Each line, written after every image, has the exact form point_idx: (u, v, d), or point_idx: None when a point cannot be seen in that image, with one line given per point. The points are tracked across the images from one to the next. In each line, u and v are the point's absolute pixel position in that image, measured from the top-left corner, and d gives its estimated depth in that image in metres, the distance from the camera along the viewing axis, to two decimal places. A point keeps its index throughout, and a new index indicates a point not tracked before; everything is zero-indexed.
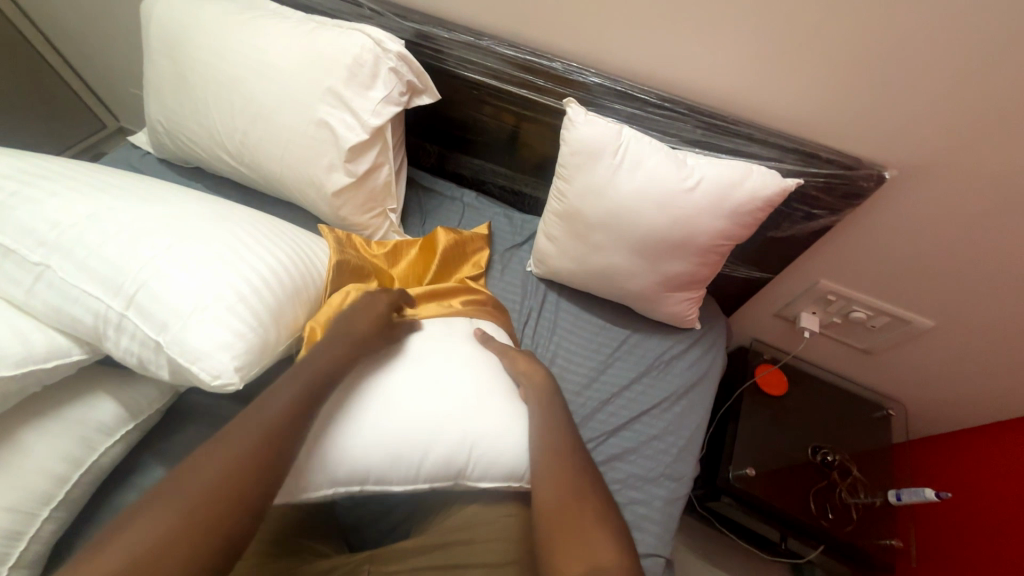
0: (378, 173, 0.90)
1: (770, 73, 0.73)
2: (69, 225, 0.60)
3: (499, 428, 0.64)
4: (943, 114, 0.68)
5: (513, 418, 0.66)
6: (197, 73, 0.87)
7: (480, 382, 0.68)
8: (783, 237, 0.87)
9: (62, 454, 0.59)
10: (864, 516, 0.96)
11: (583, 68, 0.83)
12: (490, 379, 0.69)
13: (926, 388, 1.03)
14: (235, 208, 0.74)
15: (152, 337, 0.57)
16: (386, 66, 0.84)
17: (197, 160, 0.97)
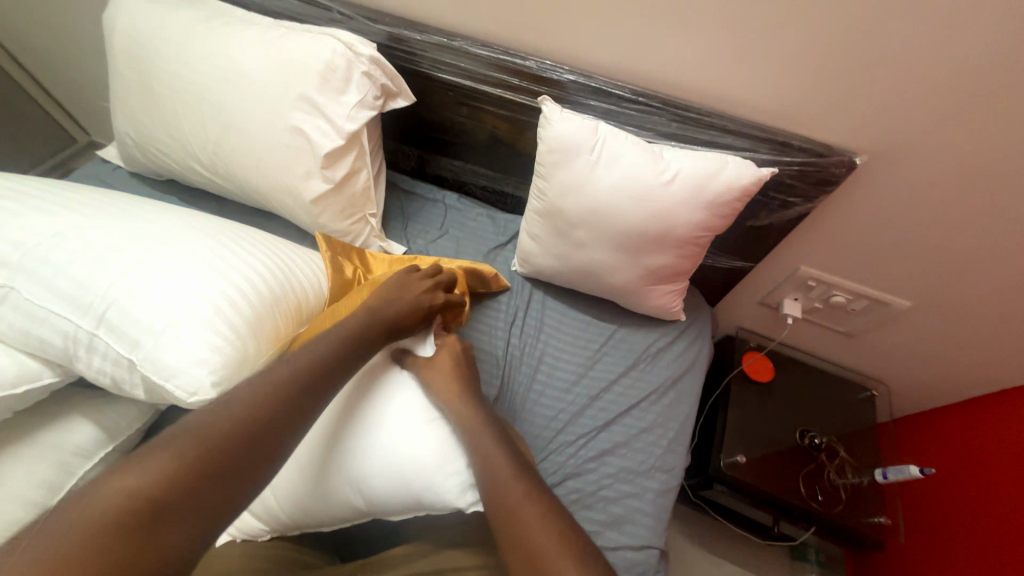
0: (356, 179, 0.89)
1: (741, 64, 0.73)
2: (33, 244, 0.58)
3: (423, 458, 0.62)
4: (909, 98, 0.69)
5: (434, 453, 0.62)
6: (163, 83, 0.85)
7: (410, 407, 0.66)
8: (761, 225, 0.88)
9: (38, 479, 0.57)
10: (852, 495, 0.98)
11: (557, 65, 0.83)
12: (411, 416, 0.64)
13: (908, 368, 1.05)
14: (208, 220, 0.72)
15: (126, 355, 0.56)
16: (359, 70, 0.83)
17: (170, 172, 0.95)
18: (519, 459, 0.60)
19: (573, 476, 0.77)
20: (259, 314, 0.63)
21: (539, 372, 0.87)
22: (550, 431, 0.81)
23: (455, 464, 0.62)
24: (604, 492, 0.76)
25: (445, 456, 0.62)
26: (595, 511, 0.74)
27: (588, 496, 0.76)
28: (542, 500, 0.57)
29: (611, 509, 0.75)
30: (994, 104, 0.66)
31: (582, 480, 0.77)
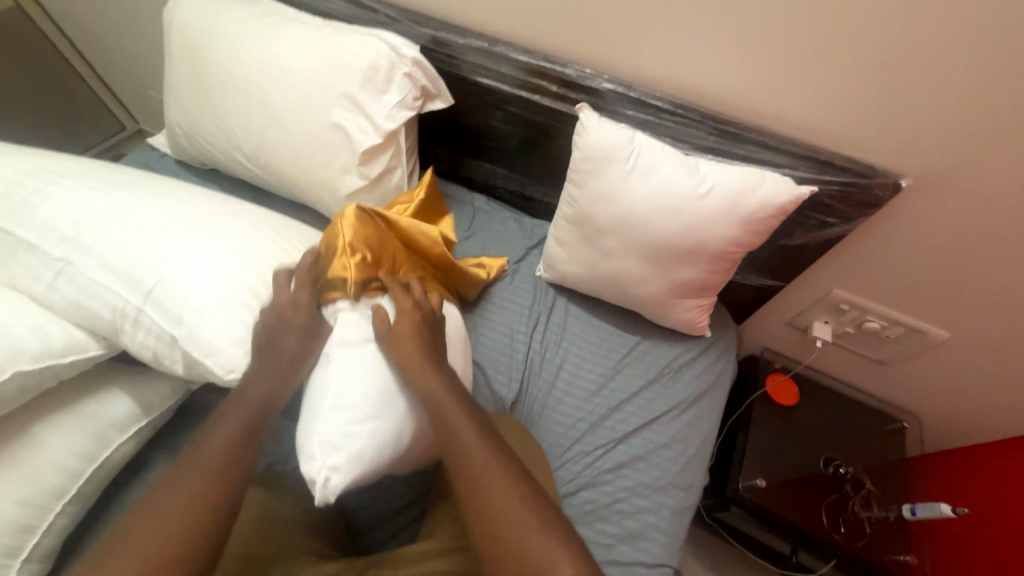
0: (390, 177, 0.91)
1: (785, 79, 0.73)
2: (90, 222, 0.61)
3: (317, 428, 0.55)
4: (958, 124, 0.67)
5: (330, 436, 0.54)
6: (215, 76, 0.89)
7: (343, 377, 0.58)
8: (796, 244, 0.87)
9: (76, 449, 0.59)
10: (877, 529, 0.94)
11: (597, 75, 0.84)
12: (338, 388, 0.57)
13: (942, 401, 1.01)
14: (250, 208, 0.74)
15: (168, 331, 0.58)
16: (401, 71, 0.85)
17: (213, 161, 0.99)
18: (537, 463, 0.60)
19: (588, 487, 0.76)
20: None
21: (558, 379, 0.86)
22: (567, 440, 0.80)
23: (338, 451, 0.53)
24: (619, 505, 0.75)
25: (336, 439, 0.54)
26: (609, 523, 0.73)
27: (603, 508, 0.75)
28: None
29: (625, 523, 0.74)
30: None
31: (597, 491, 0.76)
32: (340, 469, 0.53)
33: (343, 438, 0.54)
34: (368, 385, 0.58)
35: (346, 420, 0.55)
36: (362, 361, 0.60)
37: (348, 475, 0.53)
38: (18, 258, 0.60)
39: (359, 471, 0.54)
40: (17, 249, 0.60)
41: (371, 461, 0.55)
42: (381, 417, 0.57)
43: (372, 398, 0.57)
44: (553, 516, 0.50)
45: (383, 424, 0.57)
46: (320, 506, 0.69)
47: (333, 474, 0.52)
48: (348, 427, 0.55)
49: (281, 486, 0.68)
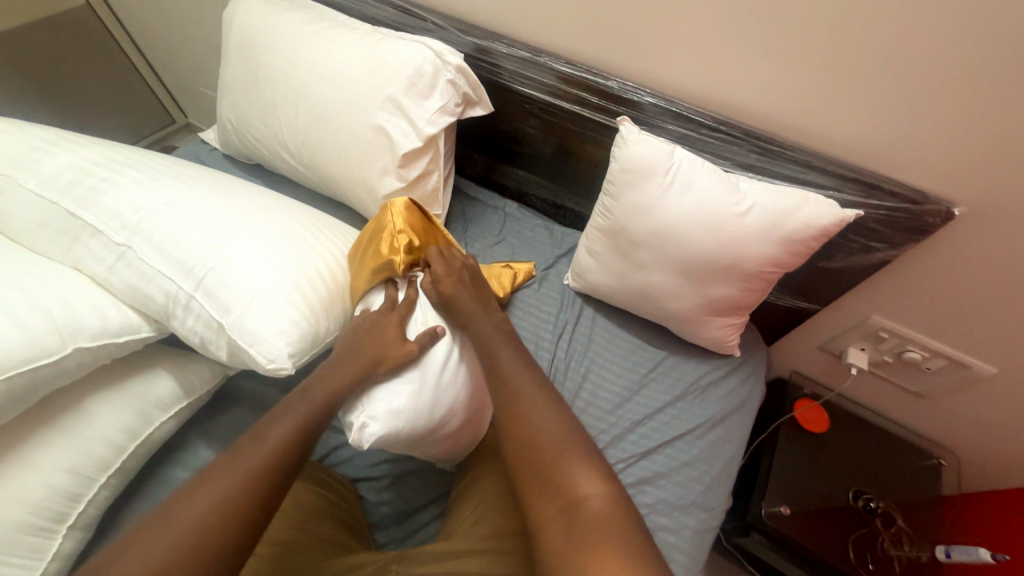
0: (428, 179, 0.93)
1: (833, 100, 0.71)
2: (150, 210, 0.65)
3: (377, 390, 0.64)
4: (1018, 152, 0.65)
5: (380, 394, 0.63)
6: (267, 75, 0.93)
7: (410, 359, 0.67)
8: (835, 267, 0.85)
9: (123, 425, 0.62)
10: (907, 569, 0.90)
11: (638, 88, 0.84)
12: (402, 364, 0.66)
13: (984, 440, 0.96)
14: (294, 204, 0.77)
15: (215, 319, 0.61)
16: (445, 77, 0.87)
17: (259, 157, 1.03)
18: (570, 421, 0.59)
19: None
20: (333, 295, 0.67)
21: (582, 390, 0.86)
22: None
23: (380, 406, 0.61)
24: None
25: (383, 395, 0.63)
26: None
27: None
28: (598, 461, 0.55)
29: None
30: None
31: None
32: (378, 421, 0.61)
33: (389, 396, 0.62)
34: (432, 373, 0.65)
35: (402, 387, 0.63)
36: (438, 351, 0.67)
37: (379, 429, 0.60)
38: (83, 240, 0.63)
39: (390, 430, 0.60)
40: (83, 232, 0.64)
41: (403, 429, 0.61)
42: (424, 388, 0.64)
43: (433, 389, 0.64)
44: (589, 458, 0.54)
45: (430, 409, 0.63)
46: (344, 495, 0.71)
47: (371, 423, 0.60)
48: (402, 392, 0.63)
49: (309, 475, 0.69)
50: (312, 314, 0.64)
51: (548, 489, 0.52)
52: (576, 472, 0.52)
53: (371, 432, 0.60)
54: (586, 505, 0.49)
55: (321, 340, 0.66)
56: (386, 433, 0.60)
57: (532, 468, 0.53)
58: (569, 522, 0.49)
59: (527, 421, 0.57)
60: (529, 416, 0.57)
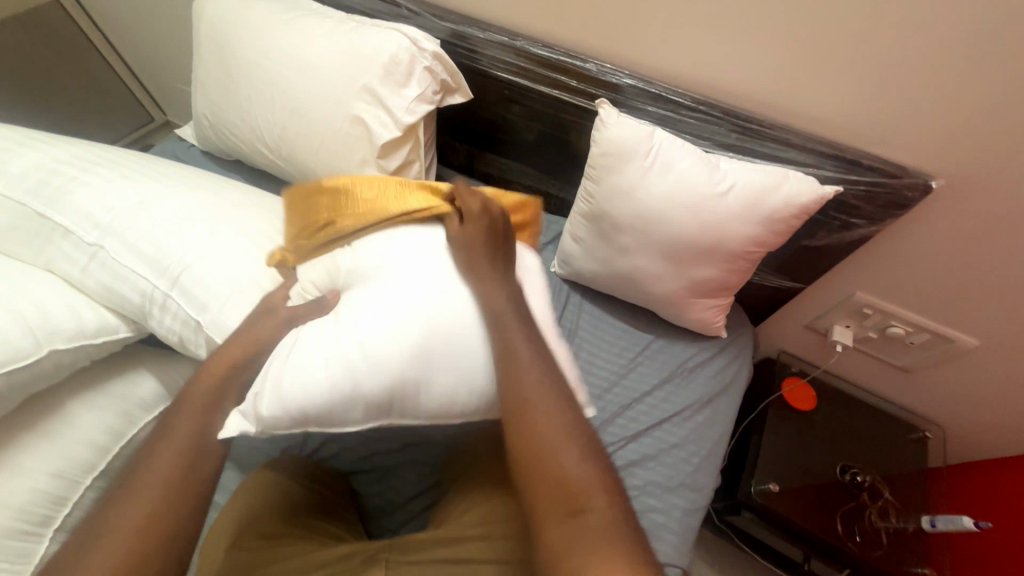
0: (408, 170, 0.92)
1: (812, 76, 0.71)
2: (121, 209, 0.64)
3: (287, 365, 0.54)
4: (994, 123, 0.65)
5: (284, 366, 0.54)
6: (240, 68, 0.91)
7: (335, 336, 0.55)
8: (818, 246, 0.85)
9: (106, 426, 0.62)
10: (895, 540, 0.92)
11: (616, 69, 0.83)
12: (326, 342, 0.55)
13: (968, 411, 0.98)
14: (272, 199, 0.76)
15: (193, 318, 0.60)
16: (421, 65, 0.86)
17: (237, 153, 1.01)
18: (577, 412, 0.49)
19: None
20: None
21: None
22: None
23: (270, 383, 0.52)
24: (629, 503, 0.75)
25: (286, 372, 0.53)
26: None
27: None
28: (596, 443, 0.48)
29: None
30: None
31: None
32: (262, 400, 0.52)
33: (284, 376, 0.53)
34: (335, 356, 0.53)
35: (299, 366, 0.53)
36: (349, 332, 0.54)
37: (261, 421, 0.52)
38: (54, 242, 0.62)
39: (274, 413, 0.52)
40: (53, 233, 0.62)
41: (296, 420, 0.52)
42: (326, 376, 0.53)
43: (337, 381, 0.52)
44: (597, 449, 0.47)
45: (324, 388, 0.52)
46: (336, 488, 0.71)
47: (257, 400, 0.52)
48: (298, 379, 0.52)
49: (289, 469, 0.69)
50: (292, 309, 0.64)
51: (550, 491, 0.44)
52: (580, 469, 0.45)
53: (258, 406, 0.52)
54: (590, 503, 0.43)
55: None
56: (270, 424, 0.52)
57: (529, 451, 0.46)
58: (575, 526, 0.42)
59: (526, 396, 0.49)
60: (532, 399, 0.49)
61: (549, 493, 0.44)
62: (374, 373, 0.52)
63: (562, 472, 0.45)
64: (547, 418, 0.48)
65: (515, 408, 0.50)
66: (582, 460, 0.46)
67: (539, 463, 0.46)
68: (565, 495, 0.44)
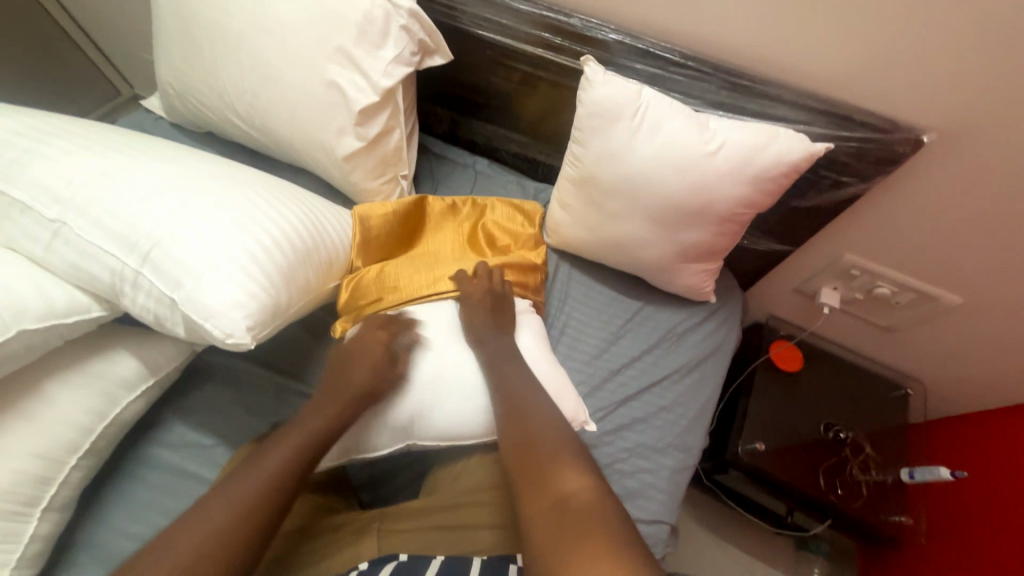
0: (389, 138, 0.88)
1: (804, 27, 0.68)
2: (83, 182, 0.60)
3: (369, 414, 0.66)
4: (986, 73, 0.63)
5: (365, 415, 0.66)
6: (204, 30, 0.85)
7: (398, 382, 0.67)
8: (807, 207, 0.84)
9: (87, 407, 0.61)
10: (875, 491, 0.95)
11: (602, 24, 0.80)
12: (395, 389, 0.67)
13: (949, 368, 1.00)
14: (246, 171, 0.73)
15: (167, 294, 0.58)
16: (397, 23, 0.81)
17: (208, 124, 0.97)
18: (562, 430, 0.62)
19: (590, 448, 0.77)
20: (291, 263, 0.65)
21: (560, 344, 0.86)
22: None
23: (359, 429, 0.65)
24: (619, 465, 0.76)
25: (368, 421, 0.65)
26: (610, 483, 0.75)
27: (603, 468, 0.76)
28: (577, 454, 0.60)
29: (625, 482, 0.75)
30: None
31: (599, 452, 0.77)
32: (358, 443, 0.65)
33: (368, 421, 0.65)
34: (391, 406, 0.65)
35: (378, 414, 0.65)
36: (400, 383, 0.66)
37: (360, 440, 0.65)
38: (14, 219, 0.59)
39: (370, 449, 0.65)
40: (12, 209, 0.59)
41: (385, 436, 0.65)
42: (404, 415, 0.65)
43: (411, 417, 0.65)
44: (581, 464, 0.58)
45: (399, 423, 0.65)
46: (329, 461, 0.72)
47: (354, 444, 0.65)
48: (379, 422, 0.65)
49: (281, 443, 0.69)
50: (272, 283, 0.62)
51: (539, 492, 0.55)
52: (565, 474, 0.56)
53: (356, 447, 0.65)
54: (574, 499, 0.54)
55: (284, 310, 0.63)
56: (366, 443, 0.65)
57: (525, 459, 0.59)
58: (558, 517, 0.52)
59: (525, 416, 0.62)
60: (530, 419, 0.62)
61: (542, 493, 0.55)
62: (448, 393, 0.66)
63: (554, 478, 0.56)
64: (544, 435, 0.61)
65: (513, 420, 0.62)
66: (571, 468, 0.57)
67: (532, 467, 0.58)
68: (552, 494, 0.55)
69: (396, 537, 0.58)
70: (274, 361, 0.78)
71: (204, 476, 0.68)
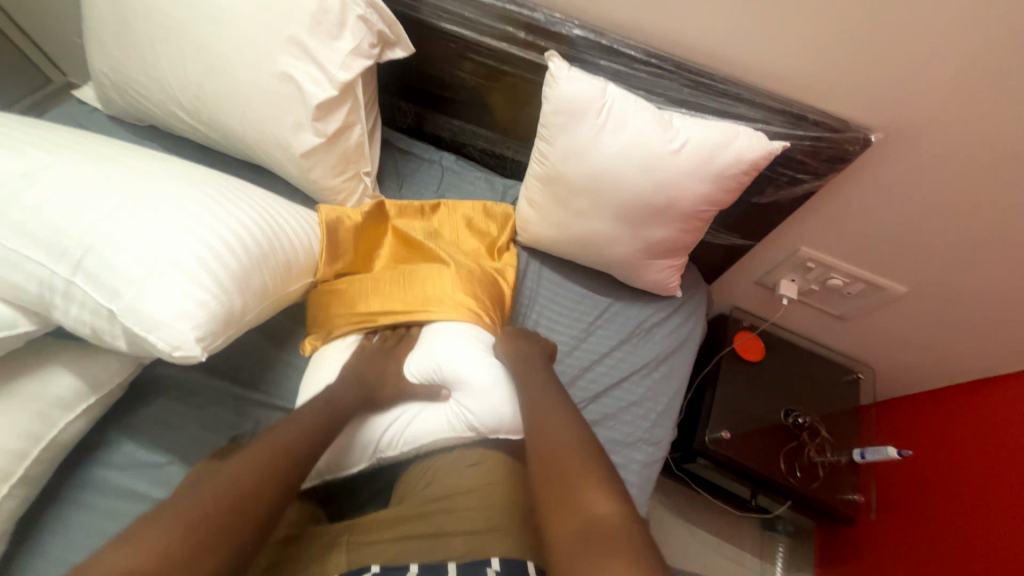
0: (349, 133, 0.85)
1: (761, 26, 0.70)
2: (1, 184, 0.55)
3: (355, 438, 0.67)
4: (927, 77, 0.67)
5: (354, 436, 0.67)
6: (141, 17, 0.79)
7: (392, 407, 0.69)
8: (766, 203, 0.87)
9: (18, 430, 0.55)
10: (830, 472, 1.01)
11: (566, 19, 0.79)
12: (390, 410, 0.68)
13: (895, 353, 1.06)
14: (192, 169, 0.68)
15: (104, 305, 0.54)
16: (354, 14, 0.77)
17: (150, 118, 0.90)
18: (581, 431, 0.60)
19: None
20: (245, 267, 0.61)
21: None
22: None
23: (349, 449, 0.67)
24: None
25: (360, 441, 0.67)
26: None
27: None
28: (599, 462, 0.56)
29: None
30: (1005, 85, 0.64)
31: None
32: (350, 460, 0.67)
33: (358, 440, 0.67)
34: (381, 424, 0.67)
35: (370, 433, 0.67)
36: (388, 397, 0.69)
37: (369, 436, 0.67)
38: None
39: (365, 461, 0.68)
40: None
41: (399, 429, 0.67)
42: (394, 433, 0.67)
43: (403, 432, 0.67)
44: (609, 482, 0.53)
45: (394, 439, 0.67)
46: None
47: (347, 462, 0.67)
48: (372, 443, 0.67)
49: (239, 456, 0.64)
50: (225, 290, 0.58)
51: (561, 503, 0.52)
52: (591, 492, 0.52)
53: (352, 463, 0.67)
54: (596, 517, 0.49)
55: (239, 318, 0.60)
56: (377, 439, 0.67)
57: (550, 472, 0.55)
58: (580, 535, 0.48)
59: (547, 426, 0.60)
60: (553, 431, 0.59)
61: (560, 507, 0.52)
62: (455, 393, 0.68)
63: (579, 496, 0.52)
64: (566, 447, 0.57)
65: (538, 431, 0.60)
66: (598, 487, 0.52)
67: (554, 478, 0.54)
68: (575, 504, 0.51)
69: (366, 549, 0.57)
70: (232, 370, 0.74)
71: (157, 497, 0.64)
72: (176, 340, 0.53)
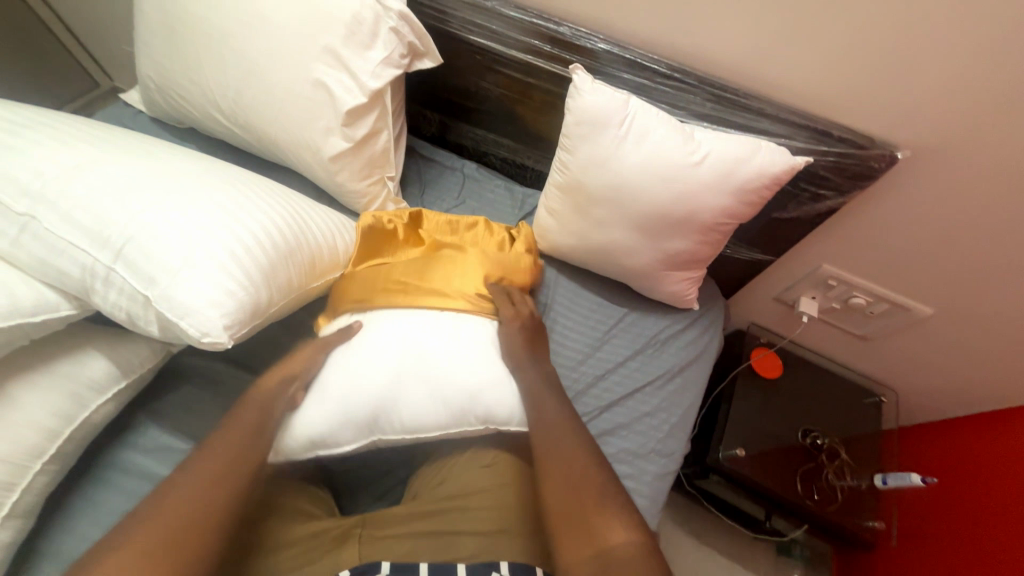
0: (377, 139, 0.88)
1: (785, 42, 0.70)
2: (54, 175, 0.59)
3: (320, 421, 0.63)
4: (954, 96, 0.66)
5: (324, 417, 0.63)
6: (188, 26, 0.83)
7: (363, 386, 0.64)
8: (787, 218, 0.86)
9: (53, 409, 0.58)
10: (849, 497, 0.98)
11: (590, 33, 0.81)
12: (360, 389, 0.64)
13: (920, 377, 1.03)
14: (227, 168, 0.72)
15: (141, 292, 0.56)
16: (387, 25, 0.81)
17: (190, 120, 0.95)
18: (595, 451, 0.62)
19: None
20: (272, 262, 0.63)
21: None
22: None
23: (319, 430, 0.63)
24: None
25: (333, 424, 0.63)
26: None
27: None
28: (610, 482, 0.58)
29: None
30: None
31: None
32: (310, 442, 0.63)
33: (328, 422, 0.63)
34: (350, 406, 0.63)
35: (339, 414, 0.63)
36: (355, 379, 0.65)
37: (345, 419, 0.63)
38: None
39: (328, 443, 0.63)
40: None
41: (382, 415, 0.64)
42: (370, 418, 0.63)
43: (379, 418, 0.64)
44: (623, 509, 0.56)
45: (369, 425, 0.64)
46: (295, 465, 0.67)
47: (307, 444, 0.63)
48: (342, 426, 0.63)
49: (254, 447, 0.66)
50: (253, 283, 0.60)
51: (578, 533, 0.54)
52: (608, 523, 0.54)
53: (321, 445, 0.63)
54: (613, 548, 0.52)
55: (265, 310, 0.62)
56: (360, 423, 0.63)
57: (564, 498, 0.57)
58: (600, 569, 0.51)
59: (558, 450, 0.61)
60: (564, 453, 0.61)
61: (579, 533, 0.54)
62: (433, 377, 0.66)
63: (598, 524, 0.54)
64: (582, 467, 0.59)
65: (549, 458, 0.61)
66: (614, 517, 0.55)
67: (569, 504, 0.56)
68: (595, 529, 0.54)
69: (377, 545, 0.58)
70: (254, 362, 0.76)
71: None
72: (205, 328, 0.55)
